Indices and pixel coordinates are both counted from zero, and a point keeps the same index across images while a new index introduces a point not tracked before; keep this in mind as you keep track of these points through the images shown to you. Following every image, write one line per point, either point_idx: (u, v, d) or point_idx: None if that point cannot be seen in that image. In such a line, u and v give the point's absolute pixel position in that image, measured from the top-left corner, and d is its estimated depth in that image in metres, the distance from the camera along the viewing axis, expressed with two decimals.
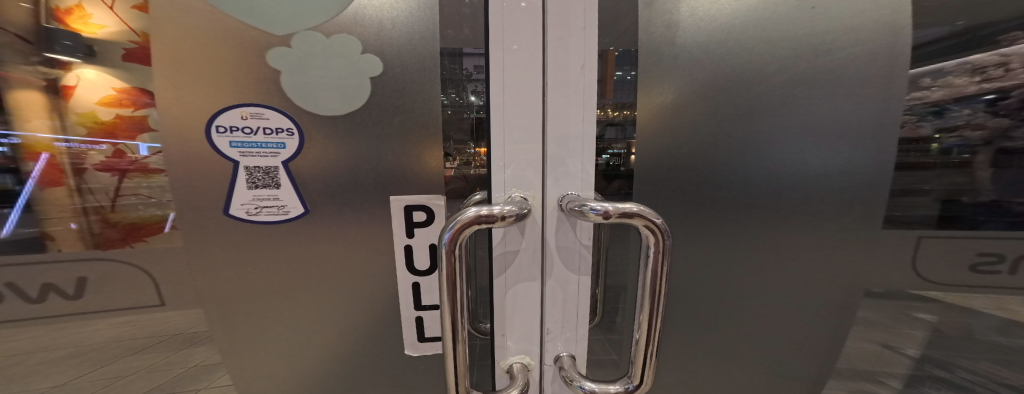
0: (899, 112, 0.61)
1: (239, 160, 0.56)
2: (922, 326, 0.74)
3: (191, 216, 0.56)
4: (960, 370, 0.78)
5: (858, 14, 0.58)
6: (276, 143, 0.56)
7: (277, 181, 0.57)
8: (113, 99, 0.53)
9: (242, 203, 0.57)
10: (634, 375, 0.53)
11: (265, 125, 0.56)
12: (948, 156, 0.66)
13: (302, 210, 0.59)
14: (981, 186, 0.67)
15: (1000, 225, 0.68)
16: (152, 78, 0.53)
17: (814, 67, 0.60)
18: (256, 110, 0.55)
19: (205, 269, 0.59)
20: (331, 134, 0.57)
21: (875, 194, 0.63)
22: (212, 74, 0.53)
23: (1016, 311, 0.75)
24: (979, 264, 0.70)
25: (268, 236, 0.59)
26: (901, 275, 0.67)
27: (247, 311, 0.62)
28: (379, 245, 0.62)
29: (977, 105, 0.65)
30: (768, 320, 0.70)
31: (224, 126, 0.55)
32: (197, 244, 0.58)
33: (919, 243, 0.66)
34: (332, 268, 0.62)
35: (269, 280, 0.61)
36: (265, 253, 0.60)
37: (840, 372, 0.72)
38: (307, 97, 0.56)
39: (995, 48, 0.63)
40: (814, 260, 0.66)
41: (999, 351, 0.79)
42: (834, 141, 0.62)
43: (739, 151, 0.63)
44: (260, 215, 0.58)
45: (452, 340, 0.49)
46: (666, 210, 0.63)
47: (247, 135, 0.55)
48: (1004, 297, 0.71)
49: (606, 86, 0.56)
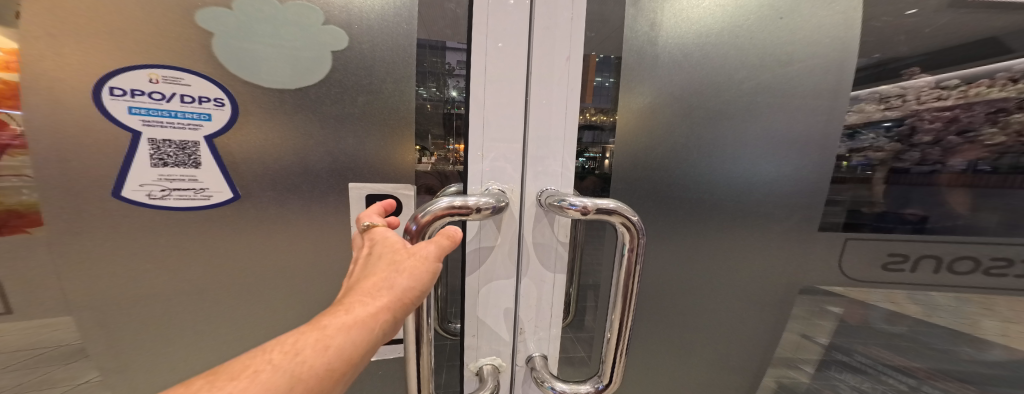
0: (840, 129, 0.67)
1: (140, 130, 0.52)
2: (845, 325, 0.81)
3: (100, 191, 0.53)
4: (883, 366, 0.84)
5: (814, 34, 0.63)
6: (200, 114, 0.53)
7: (196, 160, 0.55)
8: (13, 63, 0.48)
9: (141, 183, 0.54)
10: (604, 375, 0.54)
11: (184, 92, 0.52)
12: (853, 173, 0.69)
13: (229, 195, 0.57)
14: (911, 197, 0.71)
15: (907, 230, 0.71)
16: (83, 35, 0.49)
17: (782, 78, 0.65)
18: (172, 74, 0.52)
19: (119, 246, 0.55)
20: (276, 110, 0.56)
21: (799, 201, 0.69)
22: (174, 40, 0.51)
23: (949, 315, 0.79)
24: (889, 263, 0.74)
25: (210, 221, 0.57)
26: (827, 273, 0.74)
27: (173, 297, 0.59)
28: (341, 234, 0.61)
29: (879, 130, 0.68)
30: (705, 311, 0.76)
31: (123, 89, 0.51)
32: (115, 220, 0.54)
33: (846, 244, 0.72)
34: (283, 262, 0.61)
35: (203, 267, 0.59)
36: (206, 243, 0.58)
37: (766, 361, 0.81)
38: (250, 67, 0.53)
39: (896, 81, 0.66)
40: (747, 257, 0.73)
41: (931, 355, 0.84)
42: (783, 152, 0.67)
43: (701, 154, 0.67)
44: (169, 198, 0.55)
45: (416, 342, 0.46)
46: (638, 208, 0.67)
47: (156, 101, 0.52)
48: (932, 295, 0.77)
49: (586, 93, 0.58)
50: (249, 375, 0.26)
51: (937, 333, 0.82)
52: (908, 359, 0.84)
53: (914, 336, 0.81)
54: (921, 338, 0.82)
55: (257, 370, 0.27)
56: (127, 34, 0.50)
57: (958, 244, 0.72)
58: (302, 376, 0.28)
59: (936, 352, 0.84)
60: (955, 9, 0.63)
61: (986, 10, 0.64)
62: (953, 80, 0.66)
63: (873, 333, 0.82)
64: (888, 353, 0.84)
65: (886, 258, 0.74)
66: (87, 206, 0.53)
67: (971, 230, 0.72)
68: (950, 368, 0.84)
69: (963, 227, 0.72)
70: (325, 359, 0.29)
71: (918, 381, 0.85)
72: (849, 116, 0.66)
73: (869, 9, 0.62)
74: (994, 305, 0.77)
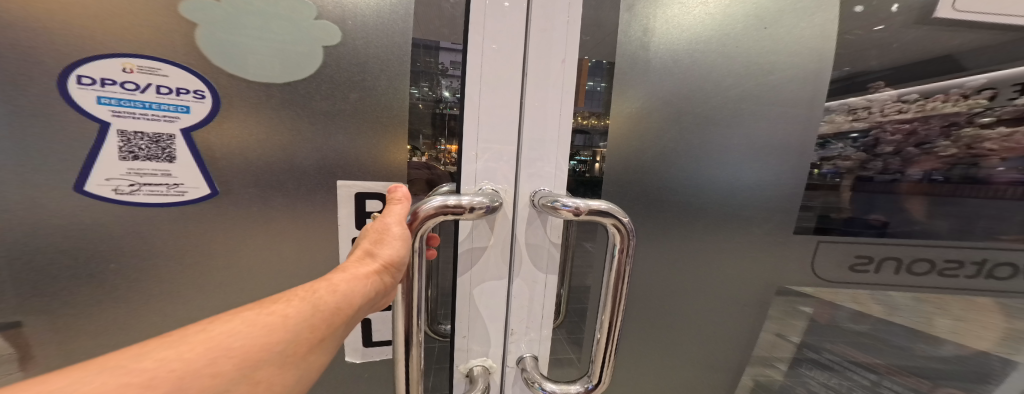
0: (814, 138, 0.70)
1: (110, 121, 0.49)
2: (817, 325, 0.85)
3: (58, 186, 0.50)
4: (850, 364, 0.88)
5: (794, 46, 0.66)
6: (177, 106, 0.51)
7: (171, 154, 0.52)
8: None
9: (109, 178, 0.51)
10: (594, 375, 0.55)
11: (161, 83, 0.50)
12: (824, 181, 0.73)
13: (208, 191, 0.54)
14: (878, 202, 0.75)
15: (873, 234, 0.76)
16: (49, 19, 0.46)
17: (763, 86, 0.68)
18: (149, 64, 0.49)
19: (80, 245, 0.52)
20: (263, 105, 0.54)
21: (777, 205, 0.72)
22: (150, 29, 0.49)
23: (912, 316, 0.84)
24: (859, 265, 0.78)
25: (186, 220, 0.55)
26: (801, 275, 0.77)
27: (141, 297, 0.56)
28: (326, 234, 0.60)
29: (850, 141, 0.71)
30: (688, 312, 0.78)
31: (92, 78, 0.48)
32: (75, 218, 0.51)
33: (820, 247, 0.76)
34: (266, 263, 0.59)
35: (177, 267, 0.56)
36: (181, 243, 0.55)
37: (744, 360, 0.84)
38: (235, 60, 0.51)
39: (865, 94, 0.70)
40: (729, 259, 0.75)
41: (895, 352, 0.88)
42: (763, 158, 0.70)
43: (688, 158, 0.69)
44: (139, 194, 0.52)
45: (405, 344, 0.46)
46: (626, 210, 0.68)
47: (129, 91, 0.49)
48: (898, 296, 0.82)
49: (580, 96, 0.59)
50: (285, 301, 0.31)
51: (901, 332, 0.86)
52: (873, 357, 0.88)
53: (879, 334, 0.86)
54: (886, 337, 0.87)
55: (288, 299, 0.31)
56: (105, 20, 0.47)
57: (920, 247, 0.77)
58: (320, 307, 0.32)
59: (902, 351, 0.89)
60: (925, 25, 0.67)
61: (956, 28, 0.67)
62: (913, 94, 0.70)
63: (843, 332, 0.86)
64: (855, 351, 0.88)
65: (856, 261, 0.78)
66: (46, 202, 0.50)
67: (927, 234, 0.77)
68: (909, 364, 0.89)
69: (924, 231, 0.77)
70: (334, 299, 0.33)
71: (880, 376, 0.90)
72: (824, 127, 0.70)
73: (845, 24, 0.66)
74: (948, 304, 0.83)
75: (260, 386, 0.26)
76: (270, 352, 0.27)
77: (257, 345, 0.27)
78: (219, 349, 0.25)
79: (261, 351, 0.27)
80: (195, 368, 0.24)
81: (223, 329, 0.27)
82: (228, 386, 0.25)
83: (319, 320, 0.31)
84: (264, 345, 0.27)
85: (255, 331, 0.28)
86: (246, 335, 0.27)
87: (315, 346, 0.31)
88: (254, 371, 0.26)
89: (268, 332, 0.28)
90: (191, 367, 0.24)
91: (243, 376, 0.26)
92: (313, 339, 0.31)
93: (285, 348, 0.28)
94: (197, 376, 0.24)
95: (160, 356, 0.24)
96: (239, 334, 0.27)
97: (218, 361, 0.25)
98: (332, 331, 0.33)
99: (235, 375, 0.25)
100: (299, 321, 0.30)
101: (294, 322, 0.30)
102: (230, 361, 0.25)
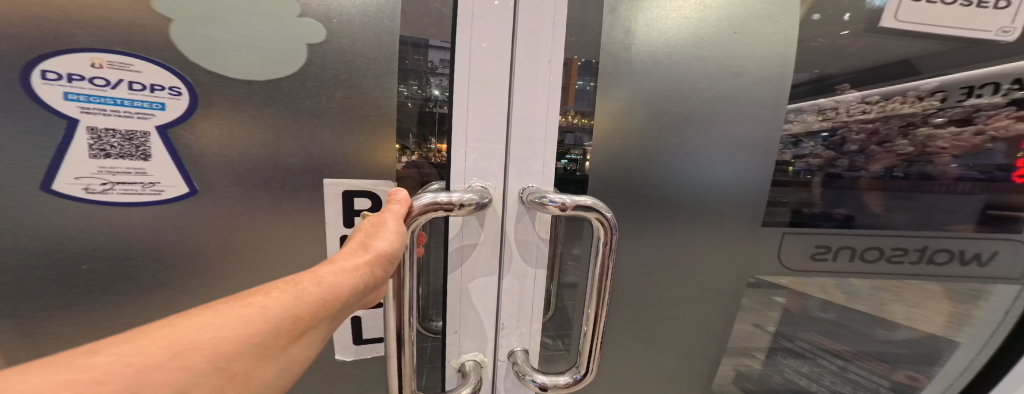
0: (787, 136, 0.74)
1: (78, 118, 0.47)
2: (791, 314, 0.89)
3: (18, 186, 0.46)
4: (820, 350, 0.94)
5: (768, 48, 0.70)
6: (153, 102, 0.49)
7: (146, 152, 0.50)
8: None
9: (78, 177, 0.48)
10: (582, 365, 0.56)
11: (134, 79, 0.48)
12: (798, 177, 0.77)
13: (187, 190, 0.52)
14: (846, 196, 0.79)
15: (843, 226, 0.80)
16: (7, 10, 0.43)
17: (740, 85, 0.71)
18: (120, 60, 0.47)
19: (42, 250, 0.49)
20: (245, 102, 0.52)
21: (755, 199, 0.76)
22: (120, 22, 0.46)
23: (876, 302, 0.89)
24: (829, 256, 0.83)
25: (163, 221, 0.52)
26: (777, 265, 0.81)
27: (114, 304, 0.53)
28: (313, 234, 0.59)
29: (819, 139, 0.76)
30: (672, 304, 0.80)
31: (58, 73, 0.45)
32: (37, 221, 0.48)
33: (794, 240, 0.80)
34: (249, 265, 0.57)
35: (153, 270, 0.54)
36: (157, 245, 0.53)
37: (724, 350, 0.87)
38: (213, 57, 0.50)
39: (833, 95, 0.74)
40: (710, 252, 0.78)
41: (859, 337, 0.94)
42: (741, 155, 0.73)
43: (671, 155, 0.71)
44: (112, 194, 0.50)
45: (398, 340, 0.46)
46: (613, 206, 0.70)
47: (99, 87, 0.47)
48: (865, 284, 0.87)
49: (568, 95, 0.61)
50: (264, 292, 0.30)
51: (867, 318, 0.92)
52: (840, 342, 0.94)
53: (847, 320, 0.91)
54: (851, 323, 0.92)
55: (268, 291, 0.31)
56: (71, 13, 0.45)
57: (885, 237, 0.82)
58: (304, 298, 0.32)
59: (866, 335, 0.95)
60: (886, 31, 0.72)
61: (914, 34, 0.72)
62: (875, 96, 0.75)
63: (815, 320, 0.91)
64: (825, 338, 0.93)
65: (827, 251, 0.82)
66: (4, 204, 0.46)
67: (889, 226, 0.82)
68: (871, 349, 0.96)
69: (887, 223, 0.82)
70: (320, 291, 0.33)
71: (845, 362, 0.95)
72: (795, 126, 0.74)
73: (812, 28, 0.69)
74: (908, 290, 0.89)
75: (234, 380, 0.26)
76: (246, 344, 0.27)
77: (229, 337, 0.26)
78: (187, 342, 0.25)
79: (235, 343, 0.26)
80: (158, 361, 0.23)
81: (192, 321, 0.26)
82: (196, 379, 0.24)
83: (302, 311, 0.31)
84: (237, 338, 0.26)
85: (229, 323, 0.27)
86: (216, 327, 0.26)
87: (296, 339, 0.30)
88: (228, 363, 0.25)
89: (245, 324, 0.27)
90: (152, 361, 0.23)
91: (219, 369, 0.25)
92: (295, 331, 0.30)
93: (263, 340, 0.28)
94: (160, 370, 0.23)
95: (116, 351, 0.23)
96: (209, 327, 0.26)
97: (184, 354, 0.24)
98: (315, 323, 0.32)
99: (206, 368, 0.25)
100: (280, 312, 0.29)
101: (274, 313, 0.29)
102: (198, 353, 0.24)
